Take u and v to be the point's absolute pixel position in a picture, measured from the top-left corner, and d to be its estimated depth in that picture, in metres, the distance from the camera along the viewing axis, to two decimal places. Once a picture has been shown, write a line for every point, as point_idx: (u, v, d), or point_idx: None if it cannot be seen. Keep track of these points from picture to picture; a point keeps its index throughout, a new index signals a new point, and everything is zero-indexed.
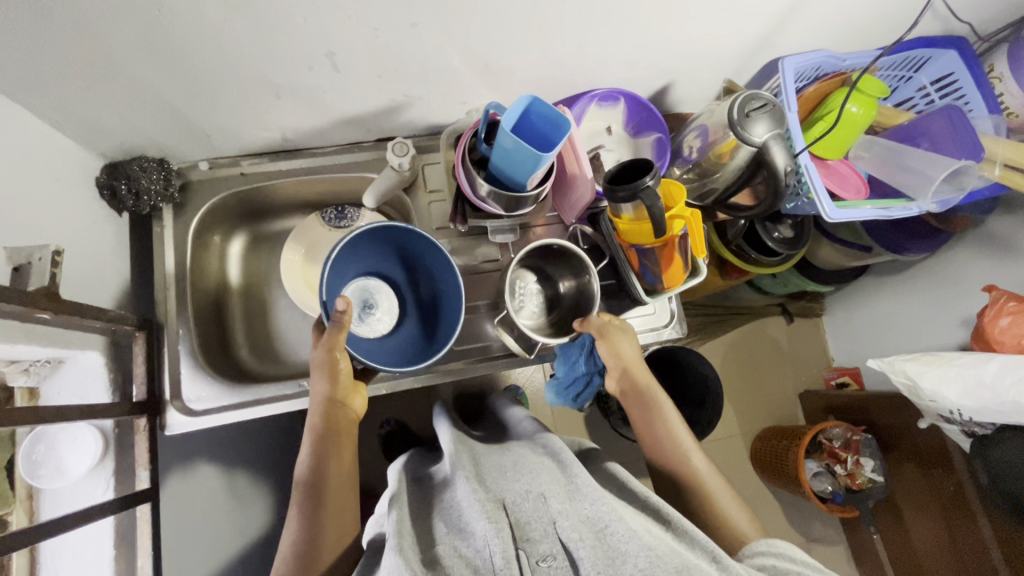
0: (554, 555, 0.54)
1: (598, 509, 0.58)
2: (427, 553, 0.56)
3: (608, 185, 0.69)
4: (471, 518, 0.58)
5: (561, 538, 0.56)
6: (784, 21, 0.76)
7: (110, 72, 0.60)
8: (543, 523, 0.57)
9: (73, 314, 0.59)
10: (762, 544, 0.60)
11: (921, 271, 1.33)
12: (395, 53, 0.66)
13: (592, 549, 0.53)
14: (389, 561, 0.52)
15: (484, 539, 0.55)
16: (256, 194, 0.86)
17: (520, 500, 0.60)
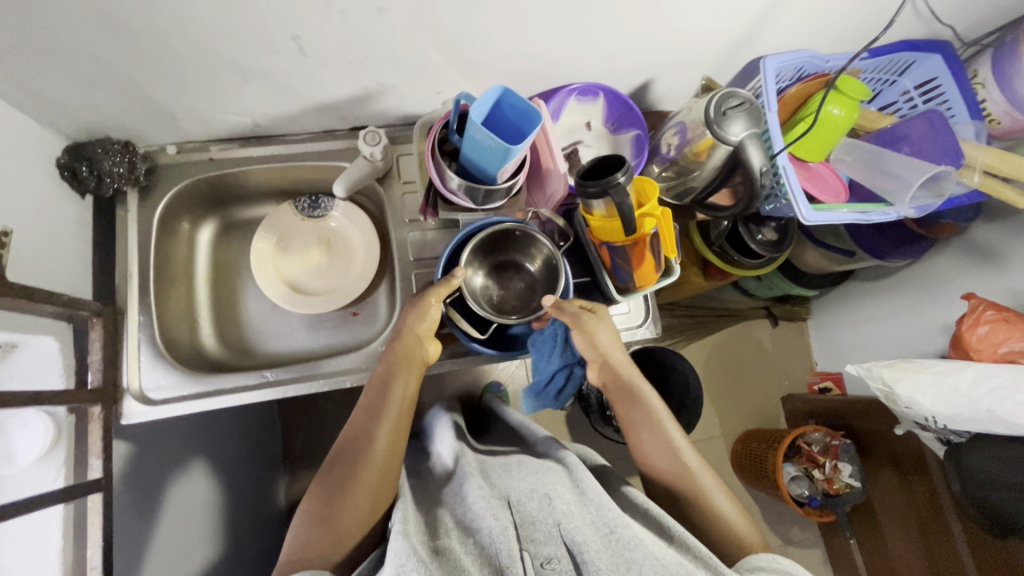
0: (558, 559, 0.56)
1: (604, 516, 0.59)
2: (433, 542, 0.59)
3: (579, 181, 0.68)
4: (477, 513, 0.61)
5: (566, 541, 0.57)
6: (765, 19, 0.75)
7: (64, 49, 0.58)
8: (548, 525, 0.59)
9: (21, 298, 0.57)
10: (762, 558, 0.57)
11: (905, 278, 1.33)
12: (364, 39, 0.64)
13: (598, 554, 0.55)
14: (397, 545, 0.56)
15: (491, 534, 0.58)
16: (226, 181, 0.85)
17: (525, 499, 0.62)
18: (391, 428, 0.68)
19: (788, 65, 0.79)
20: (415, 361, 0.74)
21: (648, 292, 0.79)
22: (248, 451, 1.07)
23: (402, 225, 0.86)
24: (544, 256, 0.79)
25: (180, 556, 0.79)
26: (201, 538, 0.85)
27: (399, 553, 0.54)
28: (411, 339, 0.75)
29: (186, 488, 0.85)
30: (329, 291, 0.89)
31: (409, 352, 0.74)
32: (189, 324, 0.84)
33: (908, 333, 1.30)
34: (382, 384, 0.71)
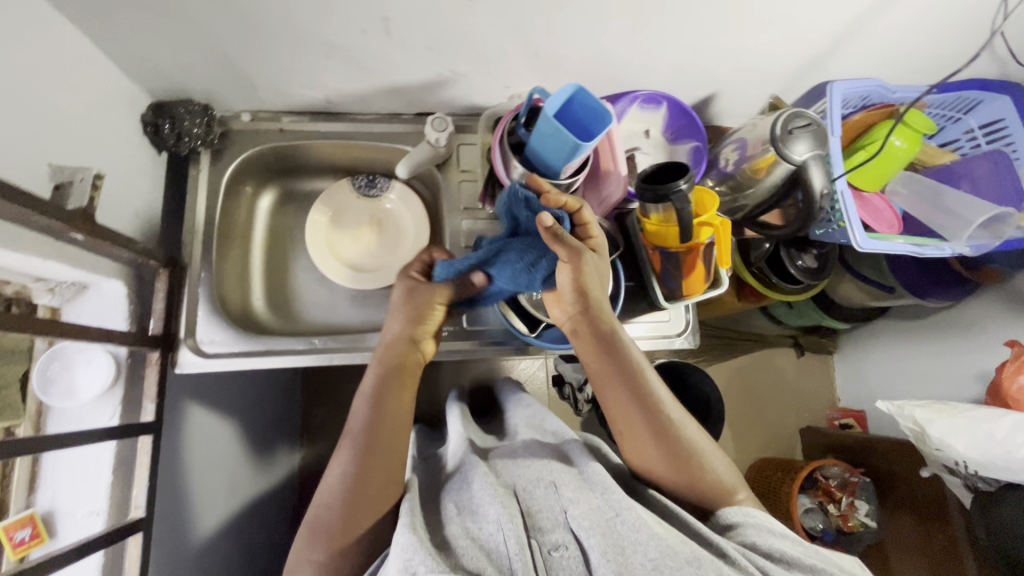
0: (566, 545, 0.57)
1: (608, 501, 0.61)
2: (438, 536, 0.59)
3: (641, 184, 0.69)
4: (481, 500, 0.61)
5: (572, 528, 0.58)
6: (840, 43, 0.75)
7: (170, 11, 0.61)
8: (555, 512, 0.60)
9: (104, 240, 0.60)
10: (738, 513, 0.63)
11: (940, 321, 1.31)
12: (449, 26, 0.67)
13: (602, 538, 0.56)
14: (403, 537, 0.56)
15: (497, 523, 0.58)
16: (292, 153, 0.87)
17: (531, 487, 0.64)
18: (393, 430, 0.68)
19: (856, 91, 0.80)
20: (406, 369, 0.72)
21: (691, 302, 0.79)
22: (274, 419, 1.09)
23: (456, 213, 0.87)
24: None
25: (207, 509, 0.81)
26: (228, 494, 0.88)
27: (406, 546, 0.54)
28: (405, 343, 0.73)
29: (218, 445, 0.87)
30: (377, 269, 0.90)
31: (398, 361, 0.72)
32: (242, 286, 0.86)
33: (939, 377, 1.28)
34: (374, 397, 0.69)
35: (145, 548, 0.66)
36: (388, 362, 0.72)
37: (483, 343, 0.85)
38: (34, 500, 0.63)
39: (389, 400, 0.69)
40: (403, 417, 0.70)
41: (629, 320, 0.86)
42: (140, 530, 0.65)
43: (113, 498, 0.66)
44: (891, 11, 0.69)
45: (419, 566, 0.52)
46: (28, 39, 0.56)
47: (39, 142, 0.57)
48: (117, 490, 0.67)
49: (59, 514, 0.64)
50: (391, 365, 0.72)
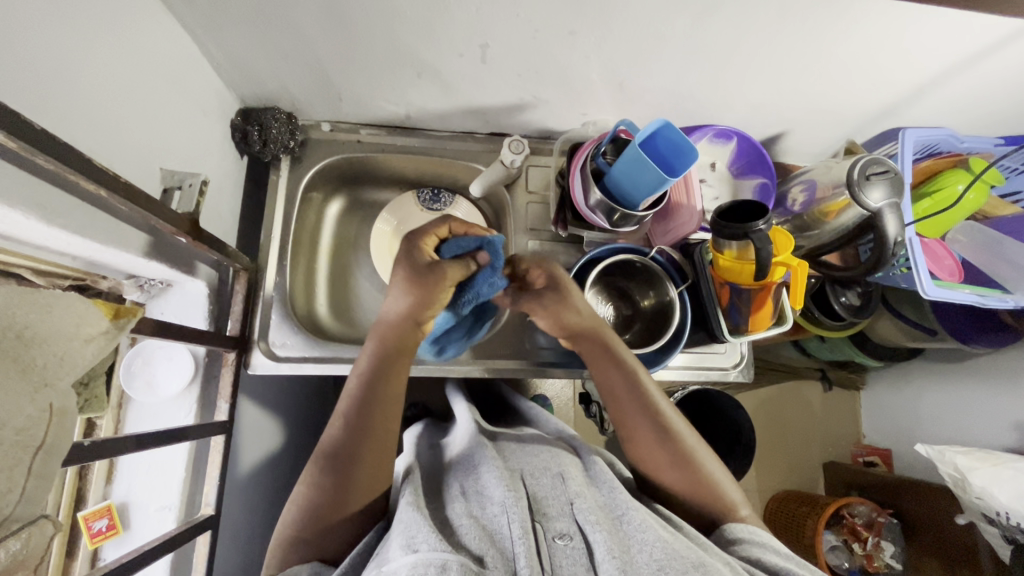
0: (570, 535, 0.53)
1: (615, 500, 0.59)
2: (439, 517, 0.56)
3: (717, 220, 0.71)
4: (488, 483, 0.58)
5: (577, 520, 0.55)
6: (919, 93, 0.77)
7: (283, 27, 0.63)
8: (560, 501, 0.57)
9: (205, 244, 0.61)
10: (745, 531, 0.61)
11: (982, 367, 1.24)
12: (544, 56, 0.69)
13: (608, 534, 0.52)
14: (407, 516, 0.53)
15: (501, 505, 0.54)
16: (366, 164, 0.89)
17: (537, 474, 0.61)
18: (387, 409, 0.63)
19: (927, 139, 0.81)
20: (398, 356, 0.66)
21: (752, 338, 0.80)
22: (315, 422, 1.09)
23: (521, 232, 0.88)
24: (658, 296, 0.81)
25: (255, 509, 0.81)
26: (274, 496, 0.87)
27: (410, 525, 0.51)
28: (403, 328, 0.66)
29: (269, 448, 0.87)
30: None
31: (393, 345, 0.66)
32: (307, 290, 0.87)
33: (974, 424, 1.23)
34: (360, 388, 0.63)
35: (212, 546, 0.66)
36: (381, 346, 0.66)
37: (532, 364, 0.85)
38: (111, 491, 0.66)
39: (380, 392, 0.63)
40: (393, 411, 0.64)
41: (688, 348, 0.88)
42: (208, 529, 0.65)
43: (183, 494, 0.67)
44: (975, 68, 0.71)
45: (422, 544, 0.48)
46: (152, 48, 0.59)
47: (150, 148, 0.59)
48: (188, 487, 0.67)
49: (133, 507, 0.66)
50: (381, 353, 0.65)
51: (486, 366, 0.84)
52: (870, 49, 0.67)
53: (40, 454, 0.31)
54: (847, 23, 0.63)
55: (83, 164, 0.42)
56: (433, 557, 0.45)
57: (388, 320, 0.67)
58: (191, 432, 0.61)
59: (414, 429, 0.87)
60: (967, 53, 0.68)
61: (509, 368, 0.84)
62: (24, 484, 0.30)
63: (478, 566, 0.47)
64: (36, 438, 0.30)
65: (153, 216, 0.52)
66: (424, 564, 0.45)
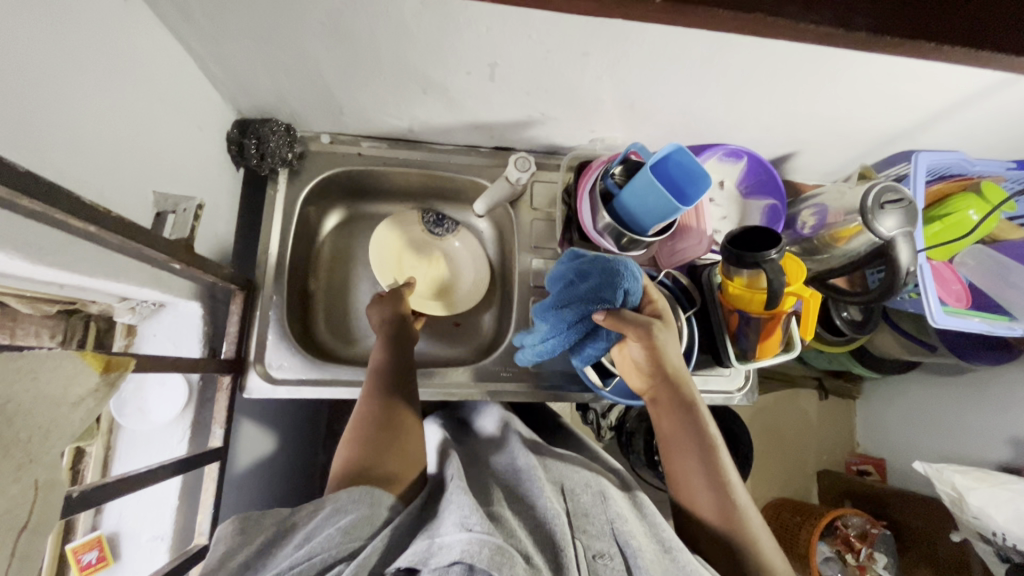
0: (610, 556, 0.49)
1: (658, 532, 0.54)
2: (487, 506, 0.54)
3: (728, 246, 0.69)
4: (535, 492, 0.56)
5: (619, 540, 0.51)
6: (935, 119, 0.75)
7: (284, 42, 0.61)
8: (601, 522, 0.53)
9: (200, 268, 0.59)
10: None
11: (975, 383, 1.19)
12: (555, 76, 0.66)
13: (652, 562, 0.48)
14: (459, 497, 0.51)
15: (544, 512, 0.53)
16: (367, 177, 0.86)
17: (579, 490, 0.58)
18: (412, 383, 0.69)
19: (941, 163, 0.78)
20: (402, 391, 0.67)
21: (760, 364, 0.79)
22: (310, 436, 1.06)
23: (525, 251, 0.86)
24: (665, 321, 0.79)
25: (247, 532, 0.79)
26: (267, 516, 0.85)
27: (462, 505, 0.49)
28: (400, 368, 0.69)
29: (263, 469, 0.85)
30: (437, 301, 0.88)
31: (399, 380, 0.68)
32: (305, 307, 0.84)
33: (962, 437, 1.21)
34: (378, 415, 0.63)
35: None
36: (385, 383, 0.67)
37: (533, 386, 0.83)
38: (100, 521, 0.63)
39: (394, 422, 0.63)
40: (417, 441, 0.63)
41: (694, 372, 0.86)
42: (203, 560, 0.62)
43: (176, 523, 0.65)
44: (992, 97, 0.69)
45: (477, 524, 0.45)
46: (145, 64, 0.56)
47: (143, 170, 0.57)
48: (181, 515, 0.65)
49: (125, 536, 0.64)
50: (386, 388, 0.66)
51: (486, 389, 0.82)
52: (887, 77, 0.66)
53: (25, 533, 0.29)
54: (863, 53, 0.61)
55: (73, 203, 0.39)
56: (490, 542, 0.44)
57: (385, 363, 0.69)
58: (185, 465, 0.59)
59: (431, 421, 0.82)
60: (988, 82, 0.66)
61: (509, 391, 0.82)
62: (6, 569, 0.28)
63: (528, 564, 0.44)
64: (20, 519, 0.28)
65: (145, 247, 0.50)
66: (478, 544, 0.43)
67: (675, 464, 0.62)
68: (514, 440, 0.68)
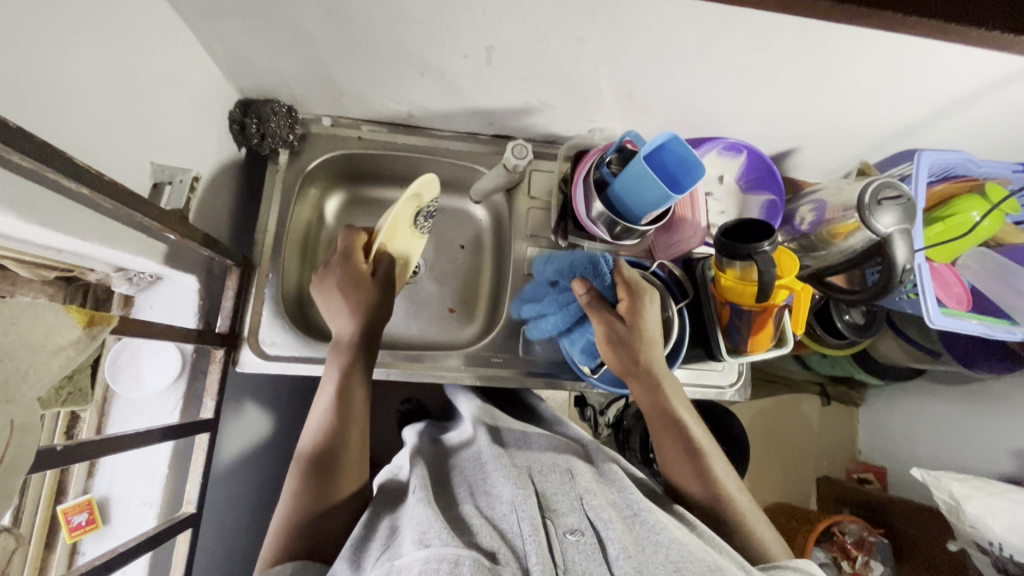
0: (581, 530, 0.51)
1: (626, 497, 0.57)
2: (449, 512, 0.55)
3: (719, 238, 0.69)
4: (496, 481, 0.57)
5: (589, 516, 0.53)
6: (938, 116, 0.74)
7: (282, 20, 0.61)
8: (570, 498, 0.55)
9: (194, 240, 0.60)
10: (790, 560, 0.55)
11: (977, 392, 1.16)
12: (551, 62, 0.67)
13: (622, 532, 0.50)
14: (418, 510, 0.51)
15: (511, 503, 0.52)
16: (366, 161, 0.87)
17: (545, 473, 0.60)
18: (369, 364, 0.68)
19: (944, 162, 0.77)
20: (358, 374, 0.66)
21: (750, 359, 0.78)
22: None
23: (521, 239, 0.87)
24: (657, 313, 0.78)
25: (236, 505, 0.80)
26: (256, 493, 0.86)
27: (422, 519, 0.49)
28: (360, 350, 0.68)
29: (255, 445, 0.86)
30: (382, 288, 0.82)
31: (359, 364, 0.67)
32: (301, 287, 0.85)
33: (961, 447, 1.18)
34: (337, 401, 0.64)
35: (193, 545, 0.65)
36: (349, 357, 0.67)
37: (522, 373, 0.83)
38: (92, 485, 0.65)
39: (349, 411, 0.63)
40: (364, 430, 0.64)
41: (685, 366, 0.86)
42: (188, 527, 0.64)
43: (164, 490, 0.66)
44: (995, 94, 0.68)
45: (434, 538, 0.46)
46: (147, 38, 0.57)
47: (141, 142, 0.58)
48: (169, 483, 0.67)
49: (114, 501, 0.65)
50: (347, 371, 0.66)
51: (477, 374, 0.82)
52: (885, 71, 0.65)
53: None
54: (855, 48, 0.61)
55: (63, 163, 0.40)
56: (446, 553, 0.44)
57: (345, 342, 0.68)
58: (175, 432, 0.60)
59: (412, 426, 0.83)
60: (991, 78, 0.65)
61: (498, 376, 0.83)
62: None
63: (491, 562, 0.45)
64: None
65: (139, 215, 0.51)
66: (436, 560, 0.43)
67: (662, 454, 0.66)
68: (479, 432, 0.70)
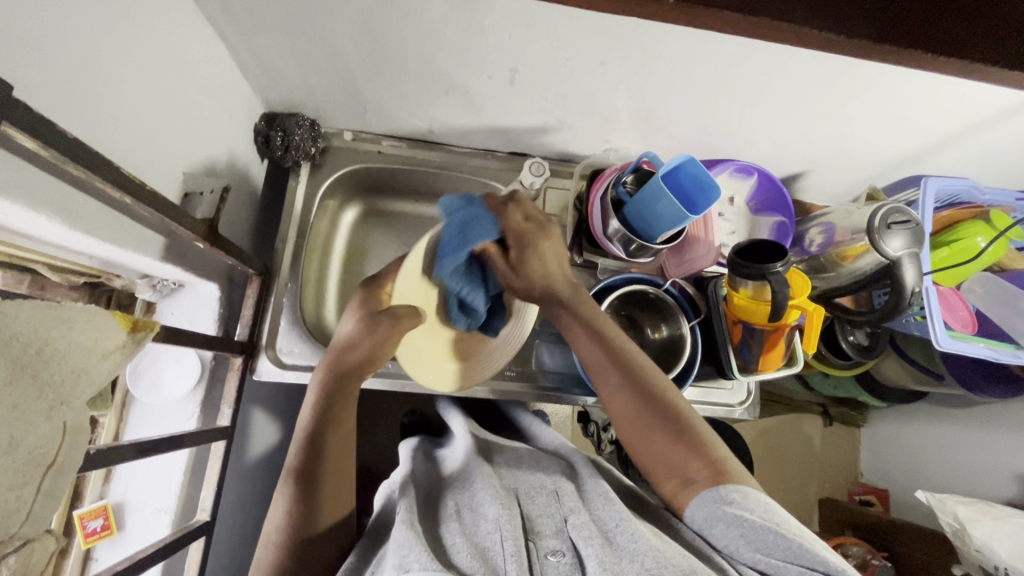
0: (562, 551, 0.51)
1: (610, 510, 0.56)
2: (432, 533, 0.54)
3: (734, 258, 0.70)
4: (483, 500, 0.56)
5: (571, 537, 0.53)
6: (946, 143, 0.76)
7: (314, 37, 0.63)
8: (555, 519, 0.55)
9: (221, 248, 0.61)
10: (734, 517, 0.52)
11: (979, 417, 1.16)
12: (573, 84, 0.69)
13: (601, 548, 0.50)
14: (399, 533, 0.51)
15: (495, 522, 0.52)
16: (385, 175, 0.89)
17: (532, 494, 0.59)
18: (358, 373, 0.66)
19: (952, 188, 0.78)
20: (347, 397, 0.65)
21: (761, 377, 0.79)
22: None
23: None
24: (669, 329, 0.81)
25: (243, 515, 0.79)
26: (261, 504, 0.85)
27: (402, 542, 0.49)
28: (350, 373, 0.65)
29: (265, 456, 0.86)
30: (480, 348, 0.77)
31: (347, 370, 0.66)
32: (317, 297, 0.86)
33: (964, 471, 1.17)
34: (316, 412, 0.62)
35: (205, 553, 0.64)
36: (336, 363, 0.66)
37: (534, 387, 0.84)
38: (108, 491, 0.65)
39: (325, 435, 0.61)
40: (346, 451, 0.62)
41: (695, 382, 0.87)
42: (202, 535, 0.63)
43: (179, 498, 0.66)
44: (1002, 123, 0.70)
45: (414, 563, 0.46)
46: (184, 52, 0.59)
47: (174, 152, 0.60)
48: (185, 491, 0.67)
49: (130, 507, 0.65)
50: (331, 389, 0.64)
51: (492, 388, 0.83)
52: (896, 100, 0.67)
53: (51, 471, 0.33)
54: (869, 77, 0.63)
55: (110, 170, 0.41)
56: None
57: (341, 358, 0.66)
58: (194, 438, 0.60)
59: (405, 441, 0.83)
60: (998, 109, 0.68)
61: (510, 390, 0.84)
62: (33, 502, 0.32)
63: None
64: (49, 455, 0.32)
65: (174, 223, 0.52)
66: None
67: (605, 392, 0.63)
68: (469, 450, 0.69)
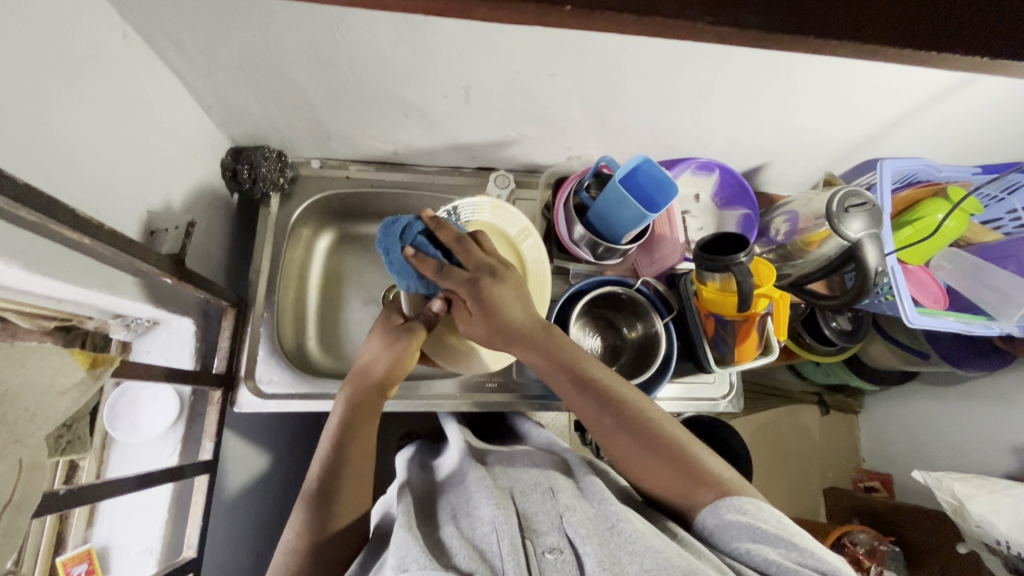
0: (560, 549, 0.51)
1: (607, 511, 0.56)
2: (431, 535, 0.54)
3: (698, 252, 0.72)
4: (479, 502, 0.56)
5: (568, 534, 0.52)
6: (893, 126, 0.79)
7: (271, 72, 0.65)
8: (551, 516, 0.55)
9: (191, 282, 0.62)
10: (730, 508, 0.55)
11: (966, 392, 1.17)
12: (526, 96, 0.71)
13: (599, 548, 0.50)
14: (398, 536, 0.51)
15: (491, 523, 0.52)
16: (355, 199, 0.90)
17: (526, 493, 0.59)
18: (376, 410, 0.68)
19: (906, 169, 0.80)
20: (374, 402, 0.68)
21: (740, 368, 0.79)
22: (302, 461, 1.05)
23: None
24: (645, 328, 0.82)
25: (230, 551, 0.78)
26: (250, 537, 0.84)
27: (402, 544, 0.50)
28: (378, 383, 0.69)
29: (252, 487, 0.85)
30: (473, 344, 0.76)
31: (369, 395, 0.68)
32: (296, 324, 0.86)
33: (958, 446, 1.17)
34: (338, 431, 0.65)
35: None
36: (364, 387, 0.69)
37: (512, 396, 0.84)
38: (92, 535, 0.65)
39: (360, 427, 0.66)
40: (365, 459, 0.65)
41: (677, 379, 0.88)
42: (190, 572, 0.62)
43: (163, 535, 0.65)
44: (942, 103, 0.73)
45: (411, 564, 0.46)
46: (142, 95, 0.61)
47: (136, 192, 0.61)
48: (169, 529, 0.66)
49: (114, 550, 0.65)
50: (357, 396, 0.68)
51: (474, 401, 0.83)
52: (837, 89, 0.70)
53: (8, 510, 0.34)
54: (802, 70, 0.66)
55: (63, 212, 0.42)
56: None
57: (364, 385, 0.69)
58: (175, 474, 0.60)
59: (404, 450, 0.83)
60: (935, 90, 0.70)
61: (491, 401, 0.84)
62: None
63: None
64: (5, 493, 0.33)
65: (136, 260, 0.53)
66: None
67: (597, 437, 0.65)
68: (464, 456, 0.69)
